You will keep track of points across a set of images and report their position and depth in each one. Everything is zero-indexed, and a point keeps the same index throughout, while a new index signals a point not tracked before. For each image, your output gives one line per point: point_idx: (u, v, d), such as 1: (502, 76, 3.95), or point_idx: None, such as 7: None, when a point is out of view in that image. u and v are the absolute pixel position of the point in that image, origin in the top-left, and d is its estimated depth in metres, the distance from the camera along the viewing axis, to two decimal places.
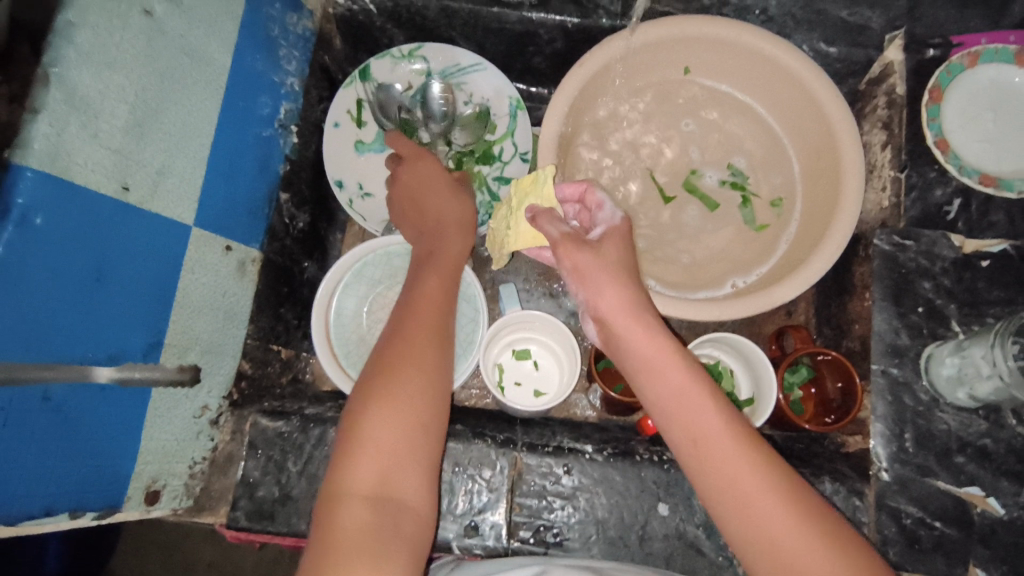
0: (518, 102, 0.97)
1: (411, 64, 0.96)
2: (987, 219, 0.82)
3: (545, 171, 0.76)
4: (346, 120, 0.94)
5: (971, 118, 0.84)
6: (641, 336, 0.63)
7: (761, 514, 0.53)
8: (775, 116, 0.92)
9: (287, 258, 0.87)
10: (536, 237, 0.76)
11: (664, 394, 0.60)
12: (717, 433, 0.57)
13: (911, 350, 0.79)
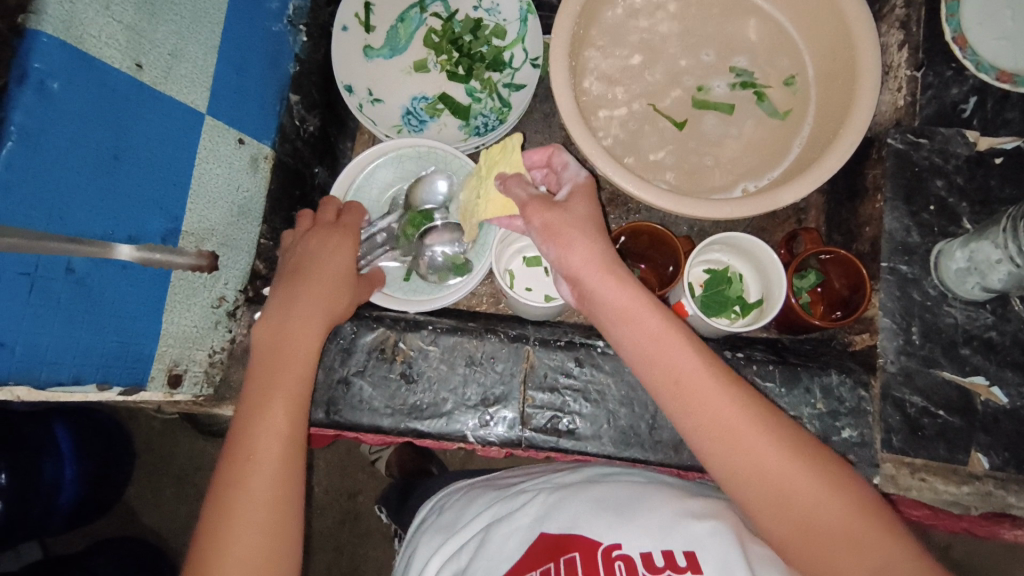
0: (529, 7, 0.95)
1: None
2: (1001, 117, 0.81)
3: (512, 137, 0.73)
4: (354, 25, 0.94)
5: (989, 16, 0.83)
6: (613, 286, 0.61)
7: (746, 441, 0.55)
8: (790, 18, 0.91)
9: (298, 161, 0.87)
10: (506, 205, 0.71)
11: (639, 338, 0.60)
12: (694, 370, 0.58)
13: (921, 247, 0.80)
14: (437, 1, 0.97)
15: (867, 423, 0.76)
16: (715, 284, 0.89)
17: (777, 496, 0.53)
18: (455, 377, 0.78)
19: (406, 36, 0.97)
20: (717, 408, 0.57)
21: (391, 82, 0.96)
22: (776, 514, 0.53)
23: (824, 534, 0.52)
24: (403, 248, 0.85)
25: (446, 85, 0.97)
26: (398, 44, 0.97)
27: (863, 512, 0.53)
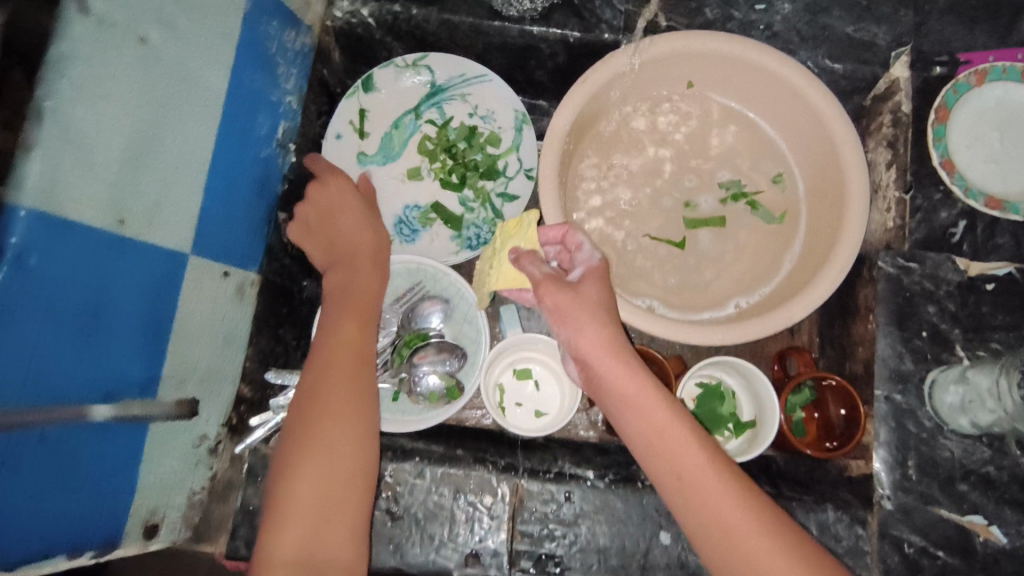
0: (524, 117, 0.95)
1: (415, 75, 0.95)
2: (992, 242, 0.81)
3: (530, 214, 0.75)
4: (347, 133, 0.93)
5: (976, 139, 0.83)
6: (621, 373, 0.63)
7: (745, 545, 0.55)
8: (778, 130, 0.91)
9: (286, 278, 0.86)
10: (518, 280, 0.74)
11: (643, 428, 0.61)
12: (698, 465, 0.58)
13: (915, 375, 0.79)
14: (432, 107, 0.95)
15: (865, 563, 0.76)
16: (709, 398, 0.88)
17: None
18: (443, 512, 0.76)
19: (399, 143, 0.95)
20: (721, 509, 0.57)
21: (384, 191, 0.94)
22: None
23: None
24: (395, 368, 0.84)
25: (440, 193, 0.95)
26: (392, 151, 0.95)
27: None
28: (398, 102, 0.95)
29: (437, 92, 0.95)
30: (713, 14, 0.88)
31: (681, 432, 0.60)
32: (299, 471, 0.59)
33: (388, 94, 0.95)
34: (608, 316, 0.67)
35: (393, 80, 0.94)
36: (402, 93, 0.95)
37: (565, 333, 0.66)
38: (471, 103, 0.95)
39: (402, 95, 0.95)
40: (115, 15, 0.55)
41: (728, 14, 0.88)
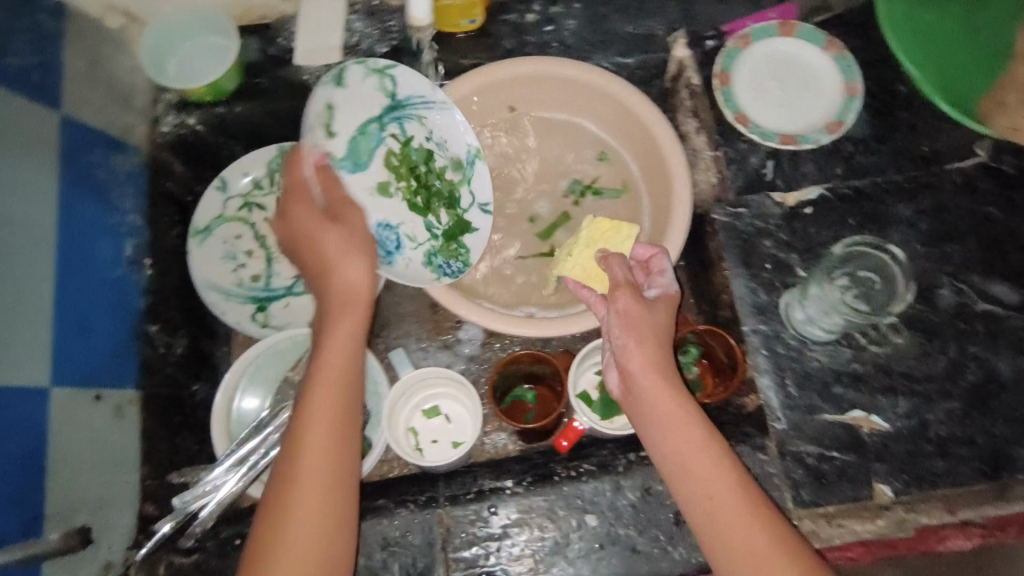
0: (479, 151, 0.87)
1: (380, 83, 0.85)
2: (800, 171, 0.90)
3: (630, 227, 0.81)
4: (216, 221, 0.96)
5: (759, 91, 0.94)
6: (665, 397, 0.67)
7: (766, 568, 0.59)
8: (593, 123, 0.98)
9: (173, 387, 0.87)
10: (598, 275, 0.82)
11: (678, 449, 0.65)
12: (731, 495, 0.62)
13: (771, 304, 0.86)
14: (394, 121, 0.87)
15: (775, 486, 0.80)
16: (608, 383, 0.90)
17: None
18: (375, 563, 0.76)
19: (366, 150, 0.86)
20: (747, 541, 0.60)
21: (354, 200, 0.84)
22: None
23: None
24: None
25: (402, 213, 0.88)
26: (359, 159, 0.85)
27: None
28: (251, 171, 0.96)
29: (397, 107, 0.86)
30: (510, 45, 0.97)
31: (700, 454, 0.64)
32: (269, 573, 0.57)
33: (353, 99, 0.85)
34: (652, 326, 0.71)
35: (362, 88, 0.84)
36: (368, 98, 0.85)
37: (621, 343, 0.70)
38: (428, 126, 0.87)
39: (255, 165, 0.97)
40: None
41: (523, 41, 0.97)
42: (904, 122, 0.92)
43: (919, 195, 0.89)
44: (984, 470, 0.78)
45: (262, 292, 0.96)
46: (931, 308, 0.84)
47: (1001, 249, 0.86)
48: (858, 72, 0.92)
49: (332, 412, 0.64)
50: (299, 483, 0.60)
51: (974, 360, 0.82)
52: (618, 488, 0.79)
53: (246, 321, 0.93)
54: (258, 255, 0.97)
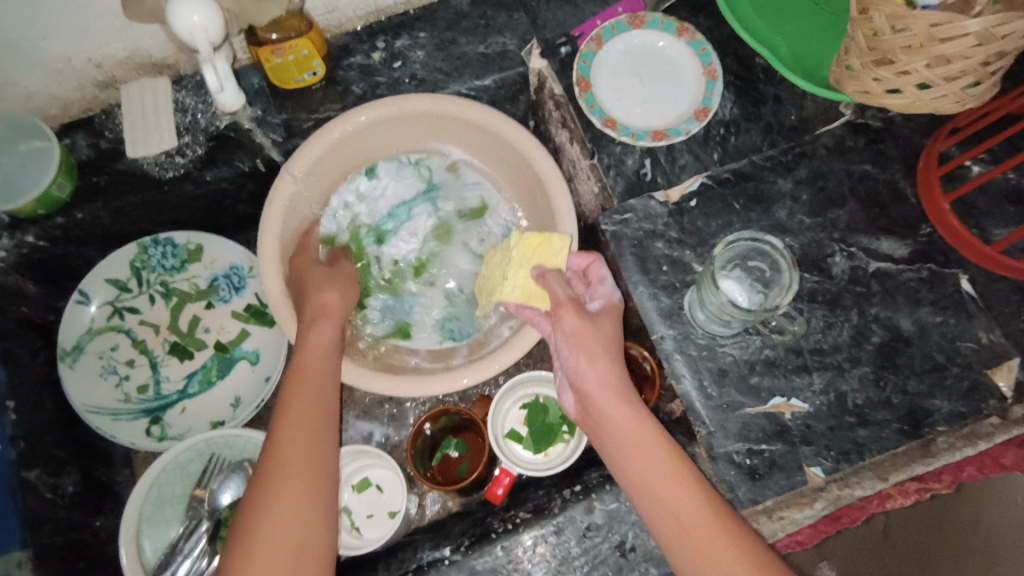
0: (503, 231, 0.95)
1: (416, 171, 0.96)
2: (678, 164, 0.90)
3: (560, 237, 0.76)
4: (88, 338, 0.89)
5: (621, 90, 0.92)
6: (627, 416, 0.68)
7: None
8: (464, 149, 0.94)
9: (69, 531, 0.79)
10: (538, 295, 0.76)
11: (644, 472, 0.65)
12: (700, 514, 0.61)
13: (675, 306, 0.84)
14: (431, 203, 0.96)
15: None
16: (534, 416, 0.89)
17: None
18: None
19: (394, 225, 0.96)
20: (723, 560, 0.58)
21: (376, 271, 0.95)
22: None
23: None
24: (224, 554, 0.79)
25: None
26: (383, 234, 0.96)
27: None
28: (112, 280, 0.91)
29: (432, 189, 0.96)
30: (361, 89, 0.92)
31: (669, 474, 0.64)
32: None
33: (390, 184, 0.95)
34: (611, 348, 0.72)
35: (397, 175, 0.95)
36: (400, 186, 0.95)
37: (573, 363, 0.72)
38: (440, 208, 0.96)
39: (114, 273, 0.91)
40: None
41: (373, 82, 0.92)
42: (768, 95, 0.91)
43: (797, 166, 0.88)
44: (904, 430, 0.78)
45: (153, 402, 0.90)
46: (826, 278, 0.84)
47: (882, 205, 0.87)
48: (714, 53, 0.91)
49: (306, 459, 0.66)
50: (263, 526, 0.61)
51: (876, 322, 0.82)
52: (557, 531, 0.76)
53: (142, 437, 0.87)
54: (141, 362, 0.91)
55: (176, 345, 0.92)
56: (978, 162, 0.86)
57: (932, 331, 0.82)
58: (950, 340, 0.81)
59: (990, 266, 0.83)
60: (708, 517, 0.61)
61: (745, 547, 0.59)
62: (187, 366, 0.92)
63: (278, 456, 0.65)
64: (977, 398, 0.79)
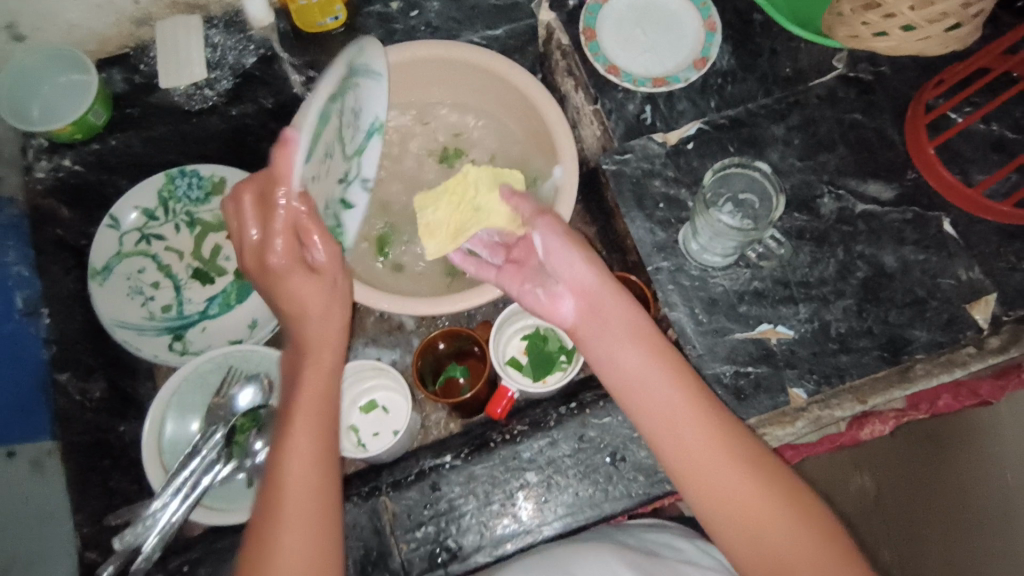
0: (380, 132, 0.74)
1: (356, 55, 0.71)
2: (676, 110, 0.94)
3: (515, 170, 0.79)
4: (116, 259, 0.95)
5: (625, 41, 0.97)
6: (618, 312, 0.69)
7: (729, 473, 0.62)
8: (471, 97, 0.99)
9: (96, 431, 0.85)
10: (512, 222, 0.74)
11: (629, 365, 0.67)
12: (684, 404, 0.64)
13: (669, 240, 0.89)
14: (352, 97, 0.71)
15: None
16: (533, 345, 0.93)
17: (755, 535, 0.60)
18: None
19: (310, 141, 0.65)
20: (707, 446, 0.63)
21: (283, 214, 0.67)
22: (756, 552, 0.60)
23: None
24: (237, 458, 0.84)
25: None
26: (304, 160, 0.65)
27: (830, 536, 0.61)
28: (140, 206, 0.97)
29: (347, 85, 0.70)
30: (378, 35, 0.97)
31: (660, 365, 0.66)
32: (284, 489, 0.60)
33: (307, 98, 0.64)
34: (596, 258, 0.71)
35: (322, 82, 0.66)
36: (316, 88, 0.65)
37: (569, 266, 0.70)
38: (354, 97, 0.71)
39: (142, 200, 0.97)
40: None
41: (390, 29, 0.97)
42: (764, 47, 0.96)
43: (789, 113, 0.93)
44: (885, 356, 0.83)
45: (176, 321, 0.96)
46: (815, 217, 0.88)
47: (870, 150, 0.91)
48: (713, 8, 0.97)
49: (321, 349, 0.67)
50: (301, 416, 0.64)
51: (861, 258, 0.87)
52: (553, 441, 0.80)
53: (165, 351, 0.93)
54: (165, 285, 0.97)
55: (198, 271, 0.99)
56: (962, 112, 0.91)
57: (913, 268, 0.86)
58: (931, 276, 0.86)
59: (971, 208, 0.87)
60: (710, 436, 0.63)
61: (745, 456, 0.63)
62: (209, 290, 0.98)
63: (307, 340, 0.68)
64: (955, 329, 0.83)
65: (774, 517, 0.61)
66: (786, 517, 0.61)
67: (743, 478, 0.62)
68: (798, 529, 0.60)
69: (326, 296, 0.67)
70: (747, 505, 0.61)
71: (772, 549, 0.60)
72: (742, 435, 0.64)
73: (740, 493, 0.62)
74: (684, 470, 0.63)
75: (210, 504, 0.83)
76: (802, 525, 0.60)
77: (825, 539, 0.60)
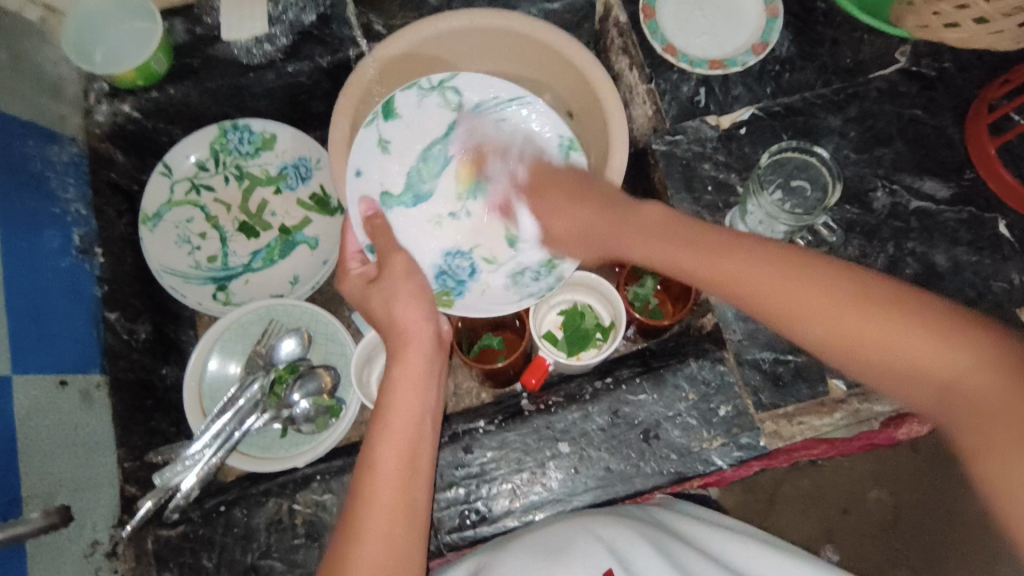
0: (570, 141, 0.84)
1: (442, 96, 0.86)
2: (731, 94, 0.93)
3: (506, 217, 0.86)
4: (165, 207, 0.97)
5: (684, 22, 0.96)
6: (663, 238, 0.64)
7: (852, 334, 0.52)
8: (523, 70, 0.99)
9: (140, 372, 0.87)
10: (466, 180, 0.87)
11: (710, 266, 0.59)
12: (764, 276, 0.56)
13: (716, 224, 0.89)
14: (461, 135, 0.87)
15: (735, 393, 0.80)
16: (571, 319, 0.92)
17: (892, 373, 0.51)
18: None
19: (429, 175, 0.87)
20: (806, 308, 0.54)
21: (417, 231, 0.86)
22: (903, 384, 0.50)
23: (969, 404, 0.46)
24: (274, 409, 0.85)
25: None
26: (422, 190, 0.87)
27: (997, 353, 0.47)
28: (192, 157, 0.98)
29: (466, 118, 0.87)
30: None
31: (720, 271, 0.58)
32: (376, 449, 0.65)
33: (411, 122, 0.86)
34: (584, 203, 0.75)
35: (415, 105, 0.85)
36: (428, 121, 0.86)
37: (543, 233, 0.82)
38: (506, 126, 0.86)
39: (194, 151, 0.98)
40: None
41: None
42: (826, 37, 0.94)
43: (847, 105, 0.91)
44: None
45: (220, 272, 0.98)
46: (867, 211, 0.87)
47: (927, 148, 0.89)
48: None
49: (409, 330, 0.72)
50: (398, 383, 0.69)
51: (910, 255, 0.85)
52: (587, 414, 0.80)
53: (209, 300, 0.95)
54: (212, 235, 0.99)
55: (244, 224, 1.00)
56: None
57: (965, 269, 0.85)
58: (982, 278, 0.84)
59: None
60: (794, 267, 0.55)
61: (880, 318, 0.51)
62: (253, 244, 1.00)
63: (396, 316, 0.73)
64: None
65: (904, 342, 0.50)
66: (929, 342, 0.49)
67: (851, 306, 0.52)
68: (949, 352, 0.48)
69: (410, 295, 0.74)
70: (866, 336, 0.51)
71: (909, 383, 0.50)
72: (850, 276, 0.54)
73: (849, 324, 0.52)
74: (796, 325, 0.54)
75: (245, 451, 0.85)
76: (940, 345, 0.48)
77: (982, 357, 0.47)
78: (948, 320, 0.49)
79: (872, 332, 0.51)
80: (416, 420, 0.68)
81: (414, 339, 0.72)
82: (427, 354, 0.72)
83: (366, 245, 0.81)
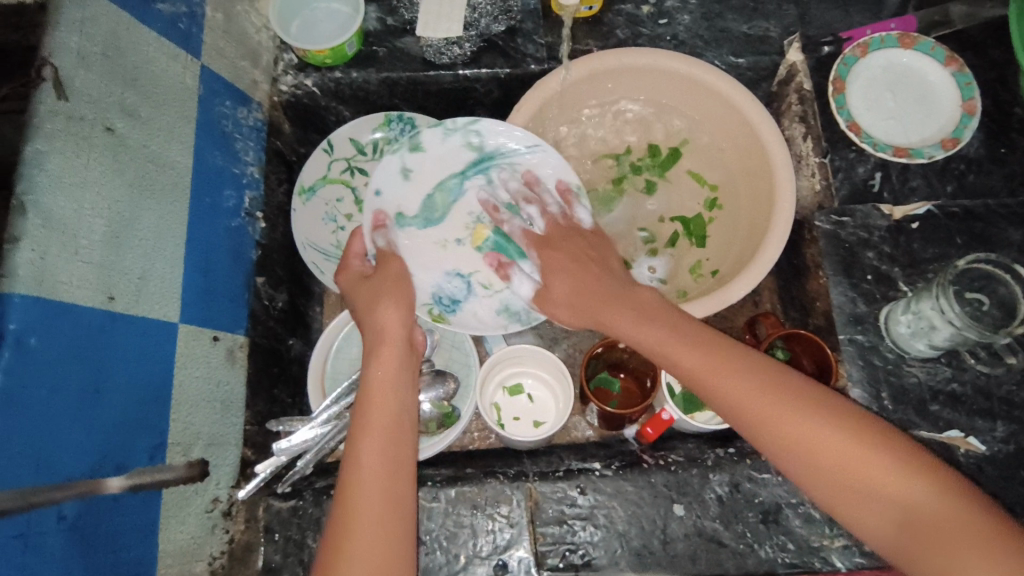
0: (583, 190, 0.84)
1: (466, 137, 0.85)
2: (908, 186, 0.90)
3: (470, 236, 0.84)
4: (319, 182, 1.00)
5: (871, 103, 0.93)
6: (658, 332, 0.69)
7: (837, 458, 0.55)
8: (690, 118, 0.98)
9: (272, 339, 0.88)
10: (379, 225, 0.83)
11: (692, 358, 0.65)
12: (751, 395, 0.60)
13: (870, 315, 0.86)
14: (478, 172, 0.86)
15: None
16: None
17: (853, 492, 0.55)
18: (463, 529, 0.78)
19: (443, 205, 0.85)
20: (792, 429, 0.58)
21: (422, 255, 0.84)
22: (866, 516, 0.55)
23: (921, 523, 0.52)
24: None
25: None
26: (433, 215, 0.85)
27: (930, 472, 0.54)
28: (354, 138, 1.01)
29: (486, 159, 0.85)
30: (624, 33, 0.98)
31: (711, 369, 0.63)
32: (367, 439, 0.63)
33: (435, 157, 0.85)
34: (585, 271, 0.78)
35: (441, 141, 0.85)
36: (450, 155, 0.86)
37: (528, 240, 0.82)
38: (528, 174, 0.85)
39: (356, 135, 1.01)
40: (82, 111, 0.62)
41: (637, 31, 0.99)
42: (1019, 145, 0.90)
43: None
44: None
45: None
46: None
47: None
48: (977, 89, 0.91)
49: (388, 345, 0.72)
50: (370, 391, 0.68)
51: None
52: (706, 480, 0.79)
53: None
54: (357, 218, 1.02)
55: None
56: None
57: None
58: None
59: None
60: (783, 401, 0.59)
61: (829, 426, 0.57)
62: None
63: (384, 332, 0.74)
64: None
65: (869, 464, 0.54)
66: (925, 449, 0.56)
67: (825, 429, 0.57)
68: (881, 462, 0.54)
69: (389, 300, 0.76)
70: (825, 455, 0.56)
71: (866, 508, 0.54)
72: (810, 398, 0.59)
73: (820, 450, 0.56)
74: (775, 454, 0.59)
75: None
76: (891, 471, 0.54)
77: (913, 468, 0.54)
78: (865, 429, 0.56)
79: (818, 431, 0.57)
80: (393, 420, 0.66)
81: (387, 343, 0.73)
82: (402, 358, 0.72)
83: (371, 251, 0.82)
